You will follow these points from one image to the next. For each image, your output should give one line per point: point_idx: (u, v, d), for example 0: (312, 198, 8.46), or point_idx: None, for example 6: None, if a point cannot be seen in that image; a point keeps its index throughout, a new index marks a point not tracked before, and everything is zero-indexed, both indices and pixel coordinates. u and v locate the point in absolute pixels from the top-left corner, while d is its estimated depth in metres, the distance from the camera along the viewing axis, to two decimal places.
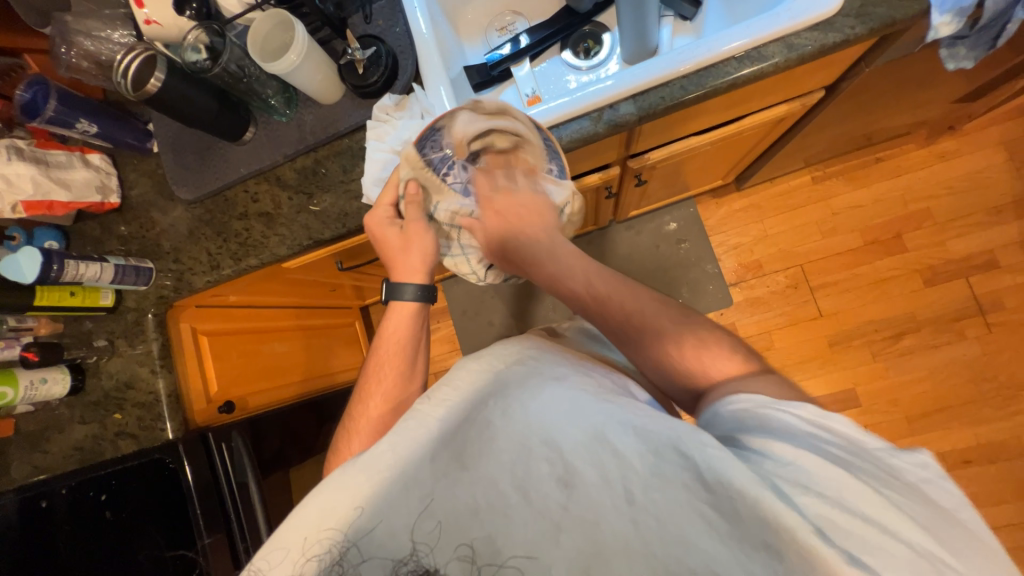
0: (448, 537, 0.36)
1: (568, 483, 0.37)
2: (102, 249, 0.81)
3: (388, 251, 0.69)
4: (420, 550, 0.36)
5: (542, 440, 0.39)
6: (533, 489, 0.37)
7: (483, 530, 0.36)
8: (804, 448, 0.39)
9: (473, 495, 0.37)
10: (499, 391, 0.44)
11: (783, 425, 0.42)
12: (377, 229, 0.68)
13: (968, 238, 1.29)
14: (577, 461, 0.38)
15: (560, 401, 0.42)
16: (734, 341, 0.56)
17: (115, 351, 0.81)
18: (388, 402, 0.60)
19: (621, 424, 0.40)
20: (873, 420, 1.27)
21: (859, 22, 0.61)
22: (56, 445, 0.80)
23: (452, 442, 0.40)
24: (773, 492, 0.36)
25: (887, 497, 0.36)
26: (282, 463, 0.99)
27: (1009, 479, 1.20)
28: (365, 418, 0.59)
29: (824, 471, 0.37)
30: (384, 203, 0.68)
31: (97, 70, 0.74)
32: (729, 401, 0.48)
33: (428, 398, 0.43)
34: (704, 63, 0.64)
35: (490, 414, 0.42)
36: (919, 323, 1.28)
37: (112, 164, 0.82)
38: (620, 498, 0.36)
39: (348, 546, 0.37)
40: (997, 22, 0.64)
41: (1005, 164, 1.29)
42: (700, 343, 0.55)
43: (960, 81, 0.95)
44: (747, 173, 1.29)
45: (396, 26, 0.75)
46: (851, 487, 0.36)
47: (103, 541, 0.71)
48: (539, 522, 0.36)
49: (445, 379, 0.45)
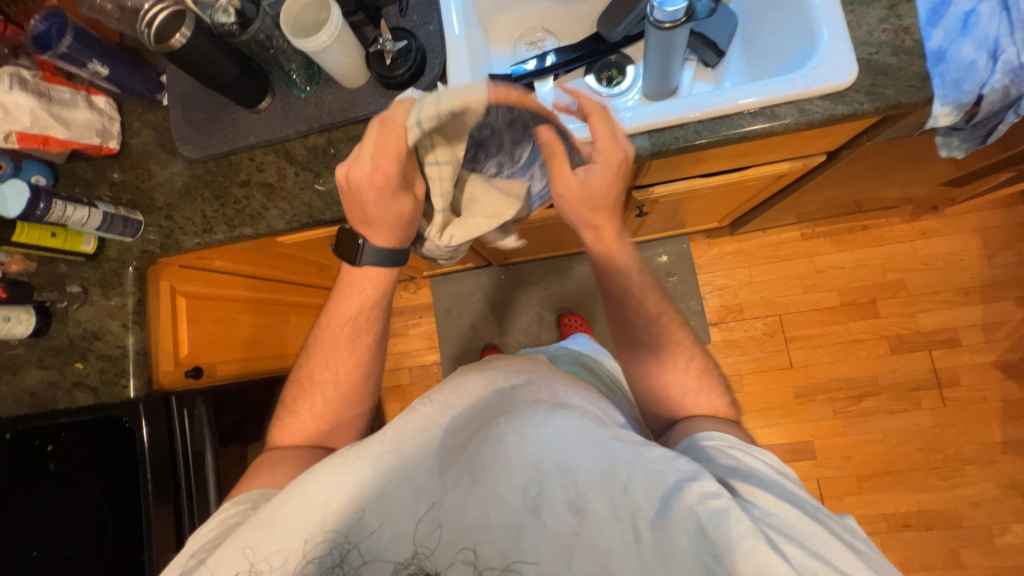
0: (450, 543, 0.45)
1: (579, 511, 0.44)
2: (91, 193, 0.79)
3: (386, 219, 0.60)
4: (421, 554, 0.45)
5: (555, 468, 0.46)
6: (546, 512, 0.45)
7: (492, 542, 0.45)
8: (785, 501, 0.45)
9: (486, 509, 0.45)
10: (510, 412, 0.51)
11: (756, 469, 0.49)
12: (377, 192, 0.56)
13: (935, 314, 1.36)
14: (588, 492, 0.45)
15: (570, 432, 0.47)
16: (722, 382, 0.67)
17: (88, 299, 0.78)
18: (357, 368, 0.68)
19: (632, 460, 0.45)
20: (825, 475, 1.32)
21: (868, 99, 0.65)
22: (8, 385, 0.77)
23: (467, 459, 0.48)
24: (767, 543, 0.41)
25: (857, 551, 0.43)
26: (241, 437, 0.97)
27: (942, 547, 1.26)
28: (332, 383, 0.67)
29: (803, 524, 0.44)
30: (388, 157, 0.53)
31: (119, 13, 0.73)
32: (706, 436, 0.55)
33: (430, 401, 0.51)
34: (719, 113, 0.67)
35: (505, 435, 0.48)
36: (880, 387, 1.34)
37: (117, 109, 0.80)
38: (627, 533, 0.43)
39: (349, 551, 0.45)
40: (990, 121, 0.68)
41: (978, 250, 1.36)
42: (703, 371, 0.66)
43: (949, 166, 1.00)
44: (741, 219, 1.34)
45: (430, 24, 0.76)
46: (817, 537, 0.43)
47: (45, 494, 0.71)
48: (551, 541, 0.44)
49: (446, 386, 0.53)
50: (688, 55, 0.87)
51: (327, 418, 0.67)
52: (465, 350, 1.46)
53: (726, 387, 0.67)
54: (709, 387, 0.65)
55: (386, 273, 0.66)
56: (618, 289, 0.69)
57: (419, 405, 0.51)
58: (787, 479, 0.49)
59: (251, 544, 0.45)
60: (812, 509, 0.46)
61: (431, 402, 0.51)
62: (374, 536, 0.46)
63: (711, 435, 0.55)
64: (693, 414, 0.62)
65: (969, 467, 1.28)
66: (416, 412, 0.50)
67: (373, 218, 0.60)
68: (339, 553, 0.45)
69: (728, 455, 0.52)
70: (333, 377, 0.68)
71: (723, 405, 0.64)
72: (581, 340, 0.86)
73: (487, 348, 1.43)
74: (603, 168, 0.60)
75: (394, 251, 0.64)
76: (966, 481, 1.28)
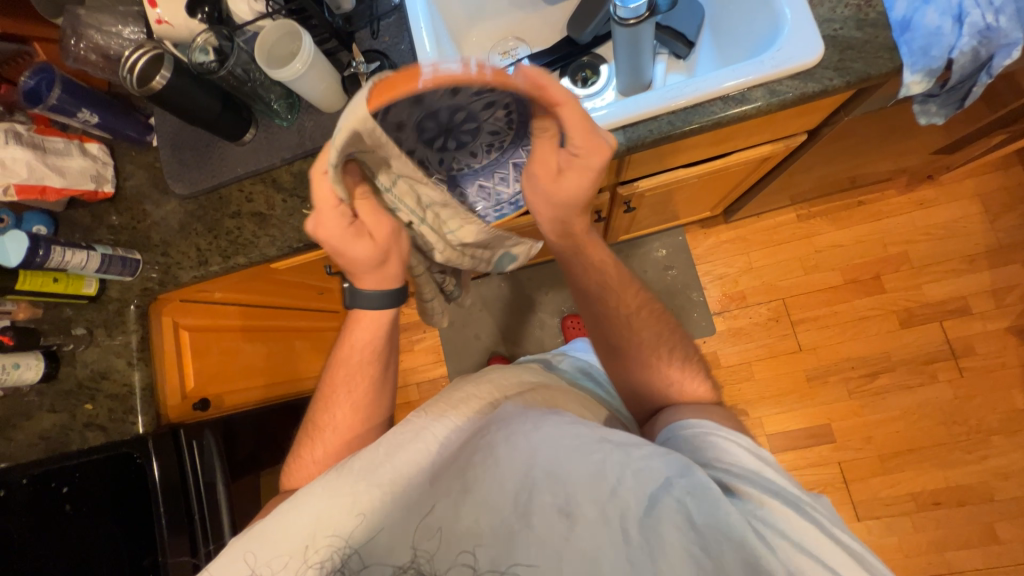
0: (448, 545, 0.44)
1: (570, 515, 0.44)
2: (91, 238, 0.81)
3: (355, 264, 0.60)
4: (420, 559, 0.44)
5: (543, 472, 0.46)
6: (537, 518, 0.44)
7: (489, 547, 0.43)
8: (769, 493, 0.48)
9: (477, 519, 0.44)
10: (500, 421, 0.53)
11: (737, 461, 0.52)
12: (333, 244, 0.58)
13: (943, 284, 1.33)
14: (578, 496, 0.45)
15: (559, 438, 0.49)
16: (707, 371, 0.67)
17: (93, 341, 0.80)
18: (358, 411, 0.68)
19: (620, 464, 0.46)
20: (846, 457, 1.29)
21: (837, 75, 0.65)
22: (22, 432, 0.78)
23: (459, 468, 0.49)
24: (758, 537, 0.43)
25: (846, 549, 0.45)
26: (255, 464, 0.98)
27: (975, 522, 1.22)
28: (331, 427, 0.68)
29: (788, 521, 0.45)
30: (325, 205, 0.53)
31: (104, 63, 0.76)
32: (685, 425, 0.58)
33: (427, 413, 0.56)
34: (692, 102, 0.67)
35: (495, 443, 0.49)
36: (893, 363, 1.32)
37: (110, 154, 0.83)
38: (617, 533, 0.43)
39: (349, 554, 0.45)
40: (964, 84, 0.68)
41: (979, 216, 1.34)
42: (686, 365, 0.66)
43: (939, 132, 0.99)
44: (734, 207, 1.33)
45: (402, 43, 0.78)
46: (800, 528, 0.45)
47: (59, 533, 0.71)
48: (541, 546, 0.43)
49: (442, 398, 0.58)
50: (658, 49, 0.87)
51: (326, 463, 0.66)
52: (470, 361, 1.47)
53: (709, 372, 0.68)
54: (691, 375, 0.66)
55: (379, 315, 0.67)
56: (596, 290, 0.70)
57: (415, 418, 0.55)
58: (767, 464, 0.52)
59: (254, 549, 0.47)
60: (797, 500, 0.48)
61: (427, 413, 0.56)
62: (372, 541, 0.46)
63: (689, 422, 0.58)
64: (683, 403, 0.63)
65: (995, 438, 1.25)
66: (411, 424, 0.55)
67: (353, 269, 0.61)
68: (340, 558, 0.46)
69: (709, 443, 0.54)
70: (331, 421, 0.68)
71: (705, 390, 0.64)
72: (579, 346, 0.88)
73: (493, 356, 1.43)
74: (581, 167, 0.58)
75: (389, 289, 0.65)
76: (994, 452, 1.24)
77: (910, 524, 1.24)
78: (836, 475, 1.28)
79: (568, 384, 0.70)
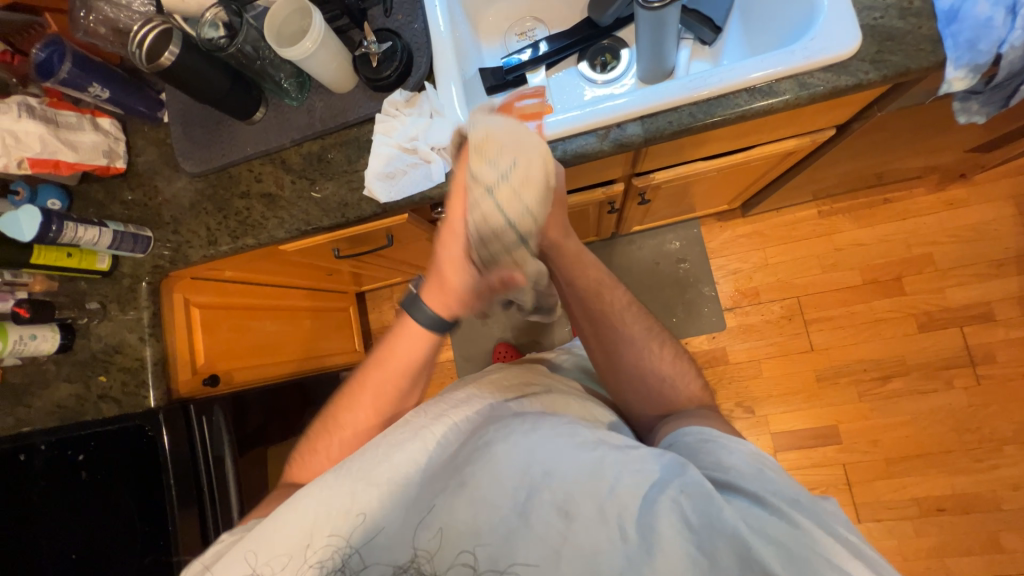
0: (447, 546, 0.45)
1: (567, 513, 0.44)
2: (104, 213, 0.82)
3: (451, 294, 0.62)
4: (420, 559, 0.45)
5: (541, 470, 0.47)
6: (534, 516, 0.45)
7: (486, 544, 0.44)
8: (772, 491, 0.45)
9: (475, 515, 0.46)
10: (499, 420, 0.54)
11: (741, 463, 0.49)
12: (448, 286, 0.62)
13: (966, 289, 1.29)
14: (575, 495, 0.45)
15: (555, 438, 0.49)
16: (698, 370, 0.68)
17: (107, 315, 0.82)
18: (377, 415, 0.66)
19: (617, 464, 0.47)
20: (851, 460, 1.27)
21: (873, 68, 0.61)
22: (40, 401, 0.81)
23: (458, 468, 0.50)
24: (754, 535, 0.41)
25: (858, 548, 0.41)
26: (263, 440, 1.00)
27: (980, 530, 1.20)
28: (351, 428, 0.66)
29: (788, 515, 0.42)
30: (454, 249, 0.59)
31: (113, 37, 0.75)
32: (685, 433, 0.56)
33: (427, 413, 0.55)
34: (715, 93, 0.64)
35: (493, 440, 0.50)
36: (908, 367, 1.29)
37: (122, 129, 0.82)
38: (614, 532, 0.43)
39: (350, 553, 0.46)
40: (1012, 82, 0.63)
41: (1013, 219, 1.28)
42: (676, 361, 0.67)
43: (978, 130, 0.93)
44: (753, 200, 1.29)
45: (415, 22, 0.75)
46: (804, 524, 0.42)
47: (78, 498, 0.73)
48: (540, 545, 0.44)
49: (441, 403, 0.57)
50: (683, 34, 0.83)
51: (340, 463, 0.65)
52: (476, 346, 1.47)
53: (699, 370, 0.68)
54: (685, 367, 0.67)
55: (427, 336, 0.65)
56: (592, 302, 0.67)
57: (414, 418, 0.54)
58: (770, 468, 0.49)
59: (253, 548, 0.47)
60: (803, 500, 0.44)
61: (426, 414, 0.55)
62: (373, 540, 0.47)
63: (692, 429, 0.56)
64: (683, 411, 0.63)
65: (1008, 448, 1.22)
66: (410, 424, 0.54)
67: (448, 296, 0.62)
68: (341, 558, 0.46)
69: (708, 449, 0.52)
70: (352, 422, 0.66)
71: (699, 389, 0.66)
72: None
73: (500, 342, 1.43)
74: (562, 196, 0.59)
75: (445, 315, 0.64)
76: (1005, 462, 1.22)
77: (911, 529, 1.23)
78: (840, 476, 1.27)
79: (569, 381, 0.71)
